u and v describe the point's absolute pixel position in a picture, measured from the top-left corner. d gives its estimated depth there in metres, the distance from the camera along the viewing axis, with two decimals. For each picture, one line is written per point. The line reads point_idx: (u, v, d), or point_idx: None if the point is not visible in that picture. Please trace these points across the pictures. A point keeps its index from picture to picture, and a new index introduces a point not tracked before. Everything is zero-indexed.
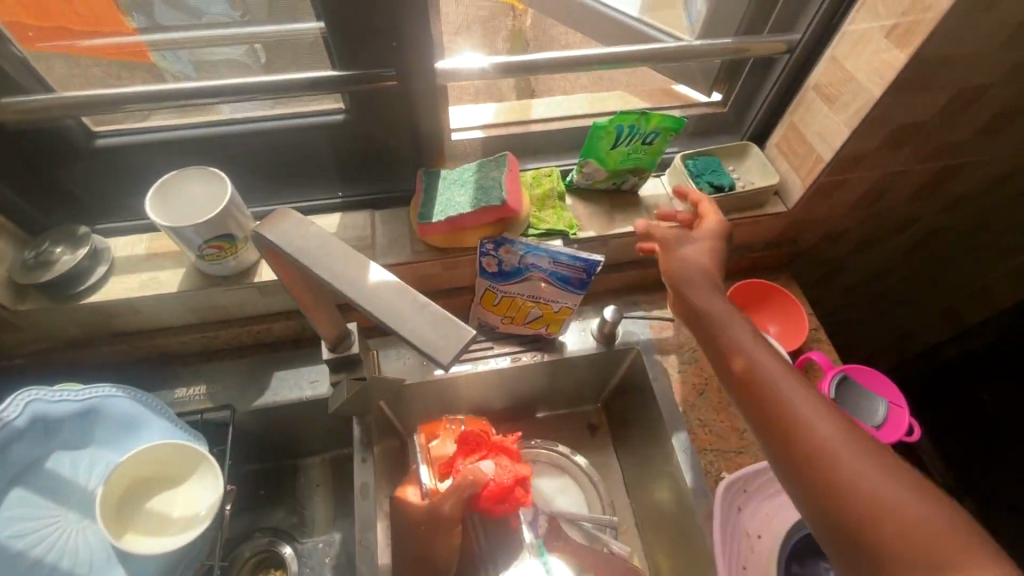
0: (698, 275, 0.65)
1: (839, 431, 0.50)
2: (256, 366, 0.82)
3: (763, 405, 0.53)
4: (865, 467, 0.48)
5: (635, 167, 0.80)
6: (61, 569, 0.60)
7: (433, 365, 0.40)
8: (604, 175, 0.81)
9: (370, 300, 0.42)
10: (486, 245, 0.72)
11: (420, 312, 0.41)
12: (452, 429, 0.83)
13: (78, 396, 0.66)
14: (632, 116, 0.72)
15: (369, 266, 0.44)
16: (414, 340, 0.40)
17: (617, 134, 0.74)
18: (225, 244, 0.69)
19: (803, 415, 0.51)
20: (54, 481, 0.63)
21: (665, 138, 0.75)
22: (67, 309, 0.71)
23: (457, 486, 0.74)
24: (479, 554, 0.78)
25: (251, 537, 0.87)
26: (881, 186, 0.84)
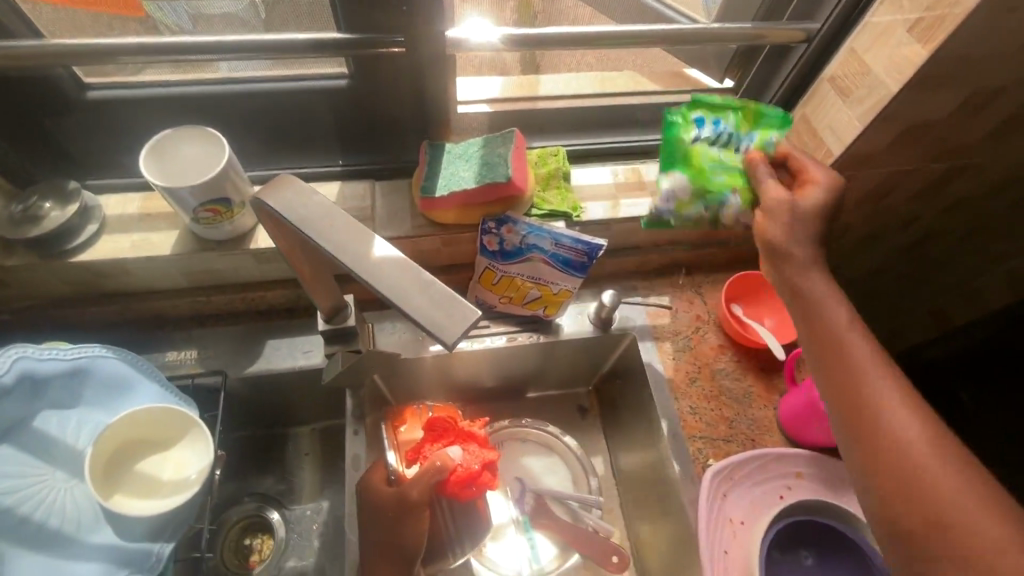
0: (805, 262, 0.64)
1: (933, 448, 0.52)
2: (248, 333, 0.81)
3: (849, 404, 0.57)
4: (940, 476, 0.51)
5: (737, 182, 0.71)
6: (48, 527, 0.59)
7: (438, 344, 0.39)
8: (696, 194, 0.71)
9: (373, 274, 0.41)
10: (488, 223, 0.72)
11: (426, 290, 0.41)
12: (420, 417, 0.82)
13: (68, 355, 0.64)
14: (719, 111, 0.74)
15: (374, 240, 0.43)
16: (422, 318, 0.39)
17: (703, 132, 0.73)
18: (221, 209, 0.67)
19: (887, 421, 0.54)
20: (41, 439, 0.62)
21: (766, 142, 0.72)
22: (57, 266, 0.69)
23: (423, 473, 0.72)
24: (446, 535, 0.79)
25: (240, 502, 0.88)
26: (888, 184, 0.84)
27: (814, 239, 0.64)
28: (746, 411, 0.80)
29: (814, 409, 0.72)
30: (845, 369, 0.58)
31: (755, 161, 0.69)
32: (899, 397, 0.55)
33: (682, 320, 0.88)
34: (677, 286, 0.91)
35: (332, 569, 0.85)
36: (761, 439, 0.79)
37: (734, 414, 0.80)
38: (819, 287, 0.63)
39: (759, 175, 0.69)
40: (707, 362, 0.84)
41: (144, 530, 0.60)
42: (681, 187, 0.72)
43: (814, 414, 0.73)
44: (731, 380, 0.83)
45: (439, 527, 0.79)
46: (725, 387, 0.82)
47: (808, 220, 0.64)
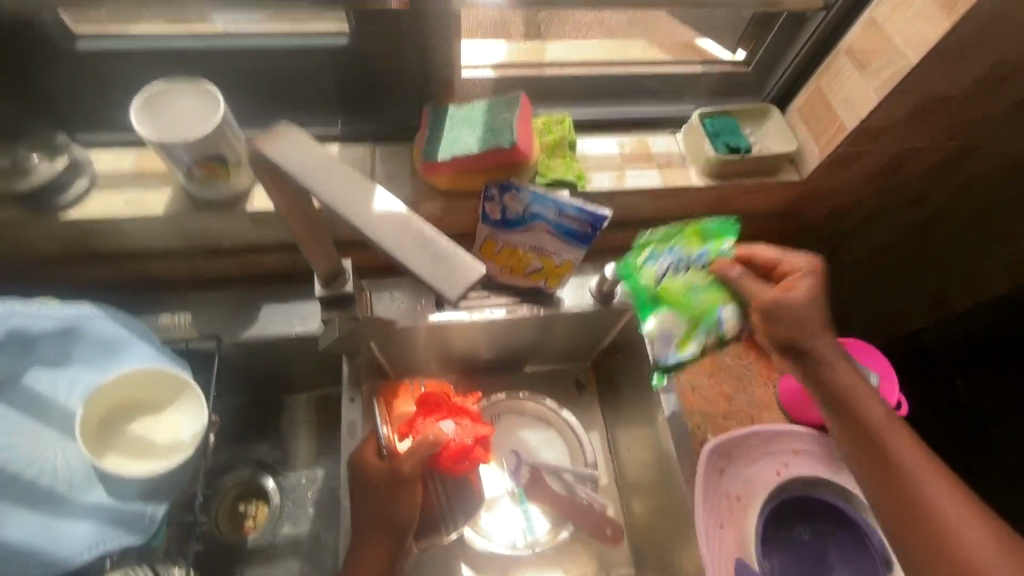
0: (819, 343, 0.68)
1: (970, 520, 0.61)
2: (243, 298, 0.79)
3: (885, 478, 0.64)
4: (964, 527, 0.61)
5: (718, 302, 0.78)
6: (39, 486, 0.58)
7: (439, 299, 0.38)
8: (692, 324, 0.79)
9: (374, 228, 0.40)
10: (490, 190, 0.70)
11: (430, 244, 0.39)
12: (413, 393, 0.82)
13: (59, 313, 0.63)
14: (652, 242, 0.80)
15: (376, 192, 0.41)
16: (423, 271, 0.38)
17: (662, 270, 0.79)
18: (216, 167, 0.65)
19: (919, 489, 0.62)
20: (32, 397, 0.62)
21: (721, 254, 0.78)
22: (47, 223, 0.67)
23: (415, 448, 0.71)
24: (439, 510, 0.77)
25: (234, 468, 0.88)
26: (899, 159, 0.83)
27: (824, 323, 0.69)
28: (746, 388, 0.80)
29: None
30: (875, 443, 0.65)
31: (724, 267, 0.76)
32: (934, 477, 0.63)
33: None
34: None
35: (327, 537, 0.86)
36: (759, 416, 0.78)
37: (734, 391, 0.80)
38: (835, 362, 0.68)
39: (739, 283, 0.75)
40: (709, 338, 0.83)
41: (136, 492, 0.60)
42: (679, 334, 0.80)
43: None
44: (732, 357, 0.82)
45: (431, 504, 0.77)
46: (726, 364, 0.81)
47: (812, 318, 0.69)
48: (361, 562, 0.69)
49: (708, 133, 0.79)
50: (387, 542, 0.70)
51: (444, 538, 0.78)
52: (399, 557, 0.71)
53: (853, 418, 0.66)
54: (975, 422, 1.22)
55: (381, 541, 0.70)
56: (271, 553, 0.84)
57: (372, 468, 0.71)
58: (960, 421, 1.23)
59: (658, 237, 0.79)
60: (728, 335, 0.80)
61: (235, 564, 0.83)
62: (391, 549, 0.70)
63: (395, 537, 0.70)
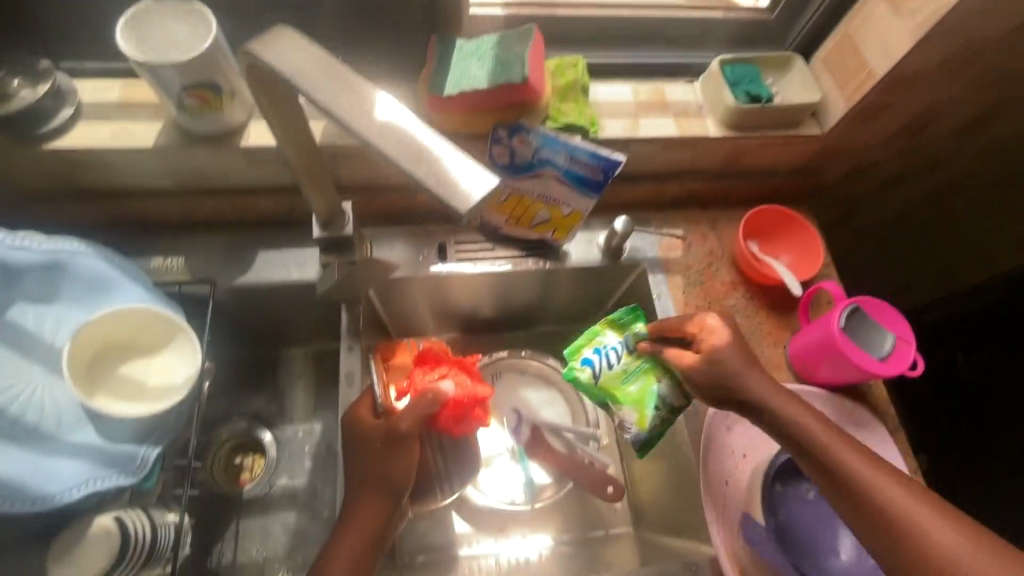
0: (740, 372, 0.63)
1: (955, 535, 0.52)
2: (240, 243, 0.76)
3: (837, 483, 0.57)
4: (928, 521, 0.53)
5: (656, 380, 0.67)
6: (25, 422, 0.56)
7: (453, 214, 0.36)
8: (637, 412, 0.67)
9: (381, 136, 0.38)
10: (499, 131, 0.66)
11: (442, 155, 0.37)
12: (409, 352, 0.80)
13: (43, 248, 0.60)
14: (586, 340, 0.70)
15: (378, 98, 0.39)
16: (435, 180, 0.36)
17: (596, 369, 0.68)
18: (208, 95, 0.61)
19: (874, 487, 0.55)
20: (18, 332, 0.59)
21: (637, 335, 0.70)
22: (30, 154, 0.64)
23: (414, 404, 0.64)
24: (435, 473, 0.72)
25: (231, 420, 0.87)
26: (927, 116, 0.80)
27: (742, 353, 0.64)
28: (755, 347, 0.78)
29: (827, 347, 0.70)
30: (815, 447, 0.59)
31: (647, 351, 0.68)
32: (888, 480, 0.56)
33: (694, 255, 0.84)
34: (693, 220, 0.87)
35: (325, 490, 0.84)
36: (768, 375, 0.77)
37: None
38: (751, 374, 0.63)
39: (669, 360, 0.66)
40: (719, 298, 0.81)
41: (129, 432, 0.58)
42: (632, 417, 0.67)
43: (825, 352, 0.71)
44: (742, 317, 0.80)
45: (427, 466, 0.71)
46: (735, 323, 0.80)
47: (729, 359, 0.63)
48: (360, 512, 0.61)
49: (727, 81, 0.76)
50: (384, 497, 0.62)
51: (439, 503, 0.72)
52: (393, 520, 0.63)
53: (797, 448, 0.60)
54: (977, 408, 1.07)
55: (375, 497, 0.62)
56: (267, 504, 0.82)
57: (368, 424, 0.65)
58: (962, 407, 1.09)
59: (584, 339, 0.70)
60: (676, 403, 0.67)
61: (229, 514, 0.81)
62: (389, 506, 0.62)
63: (391, 495, 0.62)
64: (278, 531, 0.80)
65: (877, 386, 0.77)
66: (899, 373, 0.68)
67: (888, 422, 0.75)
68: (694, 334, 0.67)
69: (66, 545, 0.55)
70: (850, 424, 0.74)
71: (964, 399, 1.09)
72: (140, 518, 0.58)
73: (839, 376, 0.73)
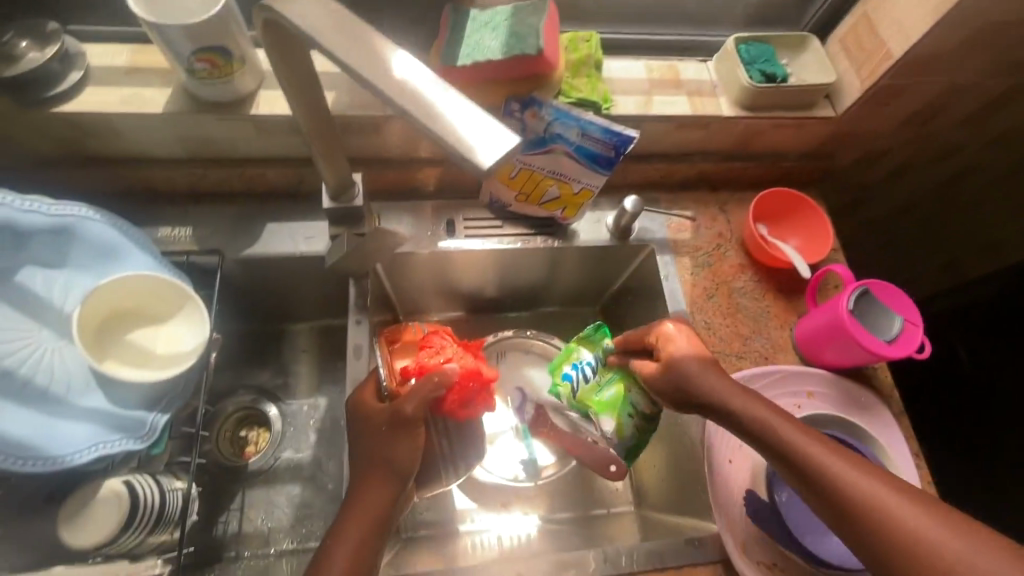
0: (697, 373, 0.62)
1: (921, 514, 0.50)
2: (247, 214, 0.76)
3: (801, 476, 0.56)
4: (895, 506, 0.51)
5: (626, 391, 0.73)
6: (35, 384, 0.56)
7: (472, 169, 0.35)
8: (614, 419, 0.74)
9: (398, 92, 0.37)
10: (512, 105, 0.66)
11: (458, 108, 0.36)
12: (415, 333, 0.75)
13: (51, 212, 0.60)
14: (565, 356, 0.79)
15: (396, 55, 0.38)
16: (455, 140, 0.35)
17: (573, 384, 0.77)
18: (217, 59, 0.60)
19: (837, 476, 0.54)
20: (28, 296, 0.59)
21: (607, 351, 0.77)
22: (37, 117, 0.63)
23: (418, 387, 0.60)
24: (441, 456, 0.68)
25: (235, 394, 0.87)
26: (942, 100, 0.79)
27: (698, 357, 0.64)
28: (762, 329, 0.79)
29: (835, 329, 0.70)
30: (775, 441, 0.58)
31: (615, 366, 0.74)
32: (850, 469, 0.54)
33: (703, 236, 0.84)
34: (701, 202, 0.86)
35: (329, 464, 0.84)
36: (773, 357, 0.77)
37: (749, 332, 0.78)
38: (708, 373, 0.62)
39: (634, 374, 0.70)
40: (726, 280, 0.81)
41: (138, 398, 0.58)
42: (611, 423, 0.75)
43: (834, 334, 0.71)
44: (749, 299, 0.80)
45: (432, 450, 0.67)
46: (742, 305, 0.80)
47: (685, 361, 0.63)
48: (363, 501, 0.57)
49: (742, 59, 0.75)
50: (390, 483, 0.58)
51: (444, 486, 0.69)
52: (396, 507, 0.58)
53: (757, 444, 0.59)
54: (978, 400, 1.04)
55: (380, 485, 0.57)
56: (272, 476, 0.82)
57: (373, 408, 0.61)
58: (964, 401, 1.06)
59: (565, 354, 0.79)
60: (647, 410, 0.72)
61: (234, 486, 0.81)
62: (395, 493, 0.57)
63: (397, 480, 0.58)
64: (283, 503, 0.81)
65: (881, 370, 0.77)
66: (907, 356, 0.67)
67: (892, 406, 0.75)
68: (653, 344, 0.67)
69: (76, 505, 0.55)
70: (854, 408, 0.74)
71: (964, 396, 1.06)
72: (148, 483, 0.59)
73: (845, 359, 0.73)
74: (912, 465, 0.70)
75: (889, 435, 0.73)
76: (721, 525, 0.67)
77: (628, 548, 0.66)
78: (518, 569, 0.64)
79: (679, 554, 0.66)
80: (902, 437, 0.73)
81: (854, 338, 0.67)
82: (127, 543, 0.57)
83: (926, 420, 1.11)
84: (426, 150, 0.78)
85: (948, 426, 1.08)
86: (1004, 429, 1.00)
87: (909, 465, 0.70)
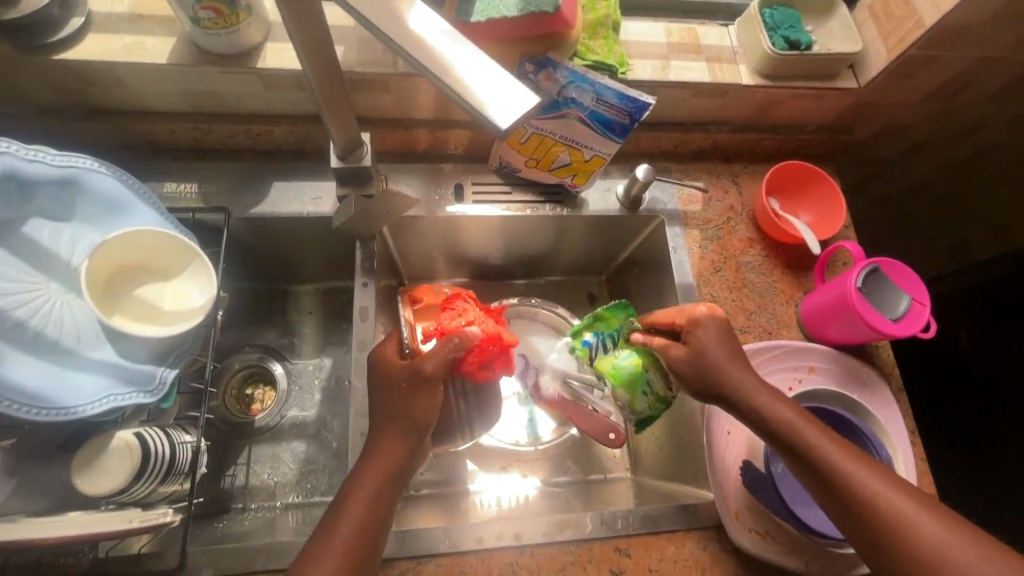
0: (719, 362, 0.62)
1: (915, 507, 0.53)
2: (253, 172, 0.76)
3: (810, 468, 0.57)
4: (897, 502, 0.53)
5: (643, 368, 0.69)
6: (45, 336, 0.55)
7: (490, 130, 0.34)
8: (630, 395, 0.71)
9: (412, 45, 0.36)
10: (526, 66, 0.63)
11: (474, 62, 0.35)
12: (437, 295, 0.73)
13: (56, 162, 0.59)
14: (586, 325, 0.79)
15: (416, 5, 0.37)
16: (471, 98, 0.34)
17: (591, 350, 0.77)
18: (223, 9, 0.58)
19: (844, 471, 0.55)
20: (34, 247, 0.58)
21: (630, 326, 0.73)
22: (37, 65, 0.62)
23: (441, 347, 0.59)
24: (458, 416, 0.68)
25: (242, 351, 0.87)
26: (970, 74, 0.76)
27: (728, 346, 0.63)
28: (767, 304, 0.78)
29: (842, 305, 0.69)
30: (788, 434, 0.59)
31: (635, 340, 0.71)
32: (857, 465, 0.56)
33: (713, 209, 0.83)
34: (714, 172, 0.85)
35: (334, 423, 0.85)
36: (776, 332, 0.77)
37: (754, 306, 0.78)
38: (729, 364, 0.62)
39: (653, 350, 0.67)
40: (734, 253, 0.81)
41: (147, 351, 0.59)
42: (624, 398, 0.72)
43: (840, 311, 0.70)
44: (756, 273, 0.80)
45: (451, 411, 0.67)
46: (749, 279, 0.79)
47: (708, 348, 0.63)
48: (369, 460, 0.57)
49: (766, 24, 0.72)
50: (400, 442, 0.58)
51: (456, 445, 0.71)
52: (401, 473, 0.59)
53: (779, 444, 0.59)
54: (977, 389, 1.02)
55: (382, 449, 0.58)
56: (277, 434, 0.83)
57: (393, 365, 0.62)
58: (964, 391, 1.03)
59: (585, 320, 0.79)
60: (662, 391, 0.69)
61: (240, 442, 0.82)
62: (410, 448, 0.58)
63: (405, 440, 0.58)
64: (288, 460, 0.82)
65: (883, 348, 0.77)
66: (912, 334, 0.67)
67: (891, 383, 0.76)
68: (681, 325, 0.66)
69: (88, 455, 0.56)
70: (853, 383, 0.74)
71: (963, 388, 1.04)
72: (158, 436, 0.60)
73: (850, 336, 0.73)
74: (906, 441, 0.71)
75: (888, 413, 0.73)
76: (716, 494, 0.69)
77: (624, 512, 0.68)
78: (516, 528, 0.66)
79: (672, 519, 0.68)
80: (900, 416, 0.74)
81: (862, 316, 0.67)
82: (138, 492, 0.58)
83: (923, 408, 1.09)
84: (436, 110, 0.76)
85: (948, 417, 1.05)
86: (1004, 421, 0.98)
87: (905, 444, 0.71)
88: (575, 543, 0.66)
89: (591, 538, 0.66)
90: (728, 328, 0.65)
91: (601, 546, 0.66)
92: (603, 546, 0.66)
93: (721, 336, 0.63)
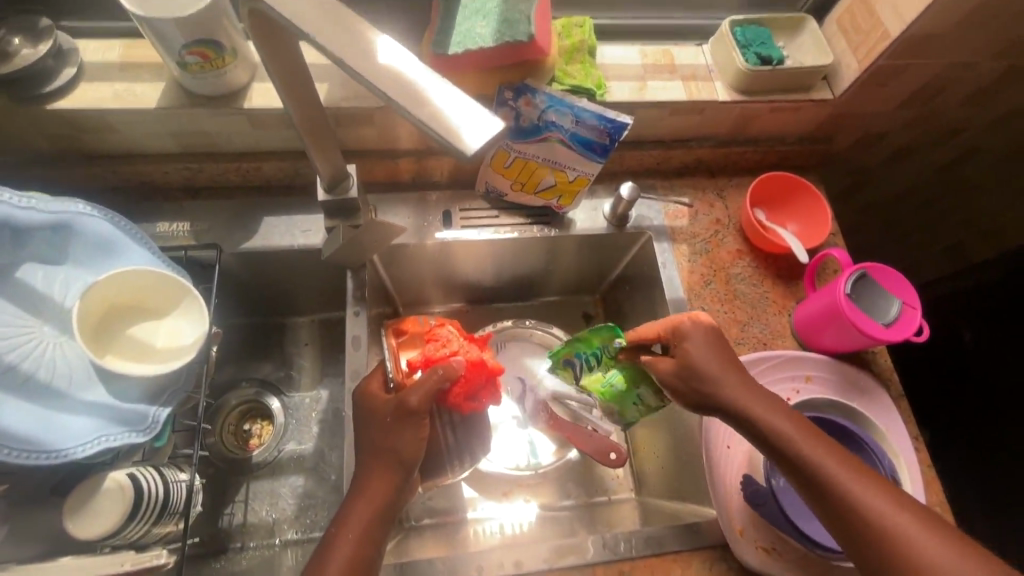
0: (711, 373, 0.62)
1: (916, 524, 0.52)
2: (244, 207, 0.77)
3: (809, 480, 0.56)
4: (898, 518, 0.52)
5: (632, 386, 0.71)
6: (36, 379, 0.56)
7: (459, 156, 0.35)
8: (619, 407, 0.74)
9: (381, 78, 0.37)
10: (505, 93, 0.65)
11: (441, 91, 0.36)
12: (422, 325, 0.72)
13: (48, 208, 0.60)
14: (567, 347, 0.77)
15: (380, 40, 0.38)
16: (442, 126, 0.35)
17: (575, 369, 0.77)
18: (210, 53, 0.60)
19: (844, 485, 0.54)
20: (27, 292, 0.59)
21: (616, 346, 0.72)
22: (31, 114, 0.64)
23: (424, 379, 0.59)
24: (446, 448, 0.67)
25: (238, 386, 0.87)
26: (942, 80, 0.77)
27: (720, 356, 0.63)
28: (760, 315, 0.78)
29: (833, 313, 0.69)
30: (790, 448, 0.57)
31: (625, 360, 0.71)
32: (858, 478, 0.55)
33: (700, 223, 0.83)
34: (699, 187, 0.86)
35: (331, 455, 0.84)
36: (771, 343, 0.77)
37: (747, 318, 0.78)
38: (726, 377, 0.62)
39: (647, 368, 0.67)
40: (724, 266, 0.81)
41: (140, 391, 0.59)
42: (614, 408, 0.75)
43: (832, 318, 0.70)
44: (747, 285, 0.80)
45: (437, 442, 0.66)
46: (740, 291, 0.79)
47: (702, 360, 0.63)
48: (363, 491, 0.56)
49: (737, 43, 0.74)
50: (394, 471, 0.57)
51: (451, 479, 0.70)
52: (402, 498, 0.58)
53: (772, 451, 0.59)
54: (982, 394, 1.00)
55: (377, 478, 0.57)
56: (275, 468, 0.82)
57: (379, 398, 0.61)
58: (969, 394, 1.01)
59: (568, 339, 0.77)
60: (653, 403, 0.72)
61: (238, 478, 0.81)
62: (400, 480, 0.57)
63: (401, 469, 0.57)
64: (287, 495, 0.81)
65: (880, 354, 0.77)
66: (904, 339, 0.67)
67: (891, 389, 0.75)
68: (669, 339, 0.66)
69: (80, 498, 0.55)
70: (852, 392, 0.74)
71: (967, 392, 1.02)
72: (151, 475, 0.59)
73: (844, 344, 0.73)
74: (909, 447, 0.70)
75: (889, 419, 0.73)
76: (719, 511, 0.67)
77: (626, 534, 0.66)
78: (516, 556, 0.64)
79: (677, 539, 0.67)
80: (902, 420, 0.73)
81: (853, 322, 0.67)
82: (132, 534, 0.57)
83: (930, 415, 1.07)
84: (421, 141, 0.78)
85: (953, 423, 1.03)
86: (1005, 424, 0.97)
87: (907, 448, 0.70)
88: (578, 569, 0.65)
89: (594, 563, 0.65)
90: (719, 338, 0.65)
91: (605, 571, 0.65)
92: (606, 570, 0.65)
93: (714, 349, 0.64)
